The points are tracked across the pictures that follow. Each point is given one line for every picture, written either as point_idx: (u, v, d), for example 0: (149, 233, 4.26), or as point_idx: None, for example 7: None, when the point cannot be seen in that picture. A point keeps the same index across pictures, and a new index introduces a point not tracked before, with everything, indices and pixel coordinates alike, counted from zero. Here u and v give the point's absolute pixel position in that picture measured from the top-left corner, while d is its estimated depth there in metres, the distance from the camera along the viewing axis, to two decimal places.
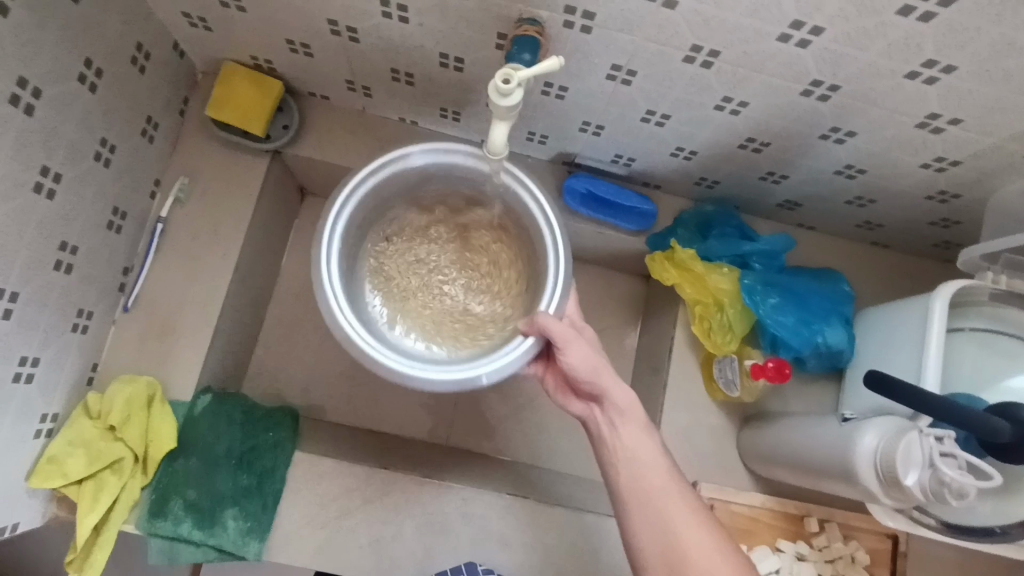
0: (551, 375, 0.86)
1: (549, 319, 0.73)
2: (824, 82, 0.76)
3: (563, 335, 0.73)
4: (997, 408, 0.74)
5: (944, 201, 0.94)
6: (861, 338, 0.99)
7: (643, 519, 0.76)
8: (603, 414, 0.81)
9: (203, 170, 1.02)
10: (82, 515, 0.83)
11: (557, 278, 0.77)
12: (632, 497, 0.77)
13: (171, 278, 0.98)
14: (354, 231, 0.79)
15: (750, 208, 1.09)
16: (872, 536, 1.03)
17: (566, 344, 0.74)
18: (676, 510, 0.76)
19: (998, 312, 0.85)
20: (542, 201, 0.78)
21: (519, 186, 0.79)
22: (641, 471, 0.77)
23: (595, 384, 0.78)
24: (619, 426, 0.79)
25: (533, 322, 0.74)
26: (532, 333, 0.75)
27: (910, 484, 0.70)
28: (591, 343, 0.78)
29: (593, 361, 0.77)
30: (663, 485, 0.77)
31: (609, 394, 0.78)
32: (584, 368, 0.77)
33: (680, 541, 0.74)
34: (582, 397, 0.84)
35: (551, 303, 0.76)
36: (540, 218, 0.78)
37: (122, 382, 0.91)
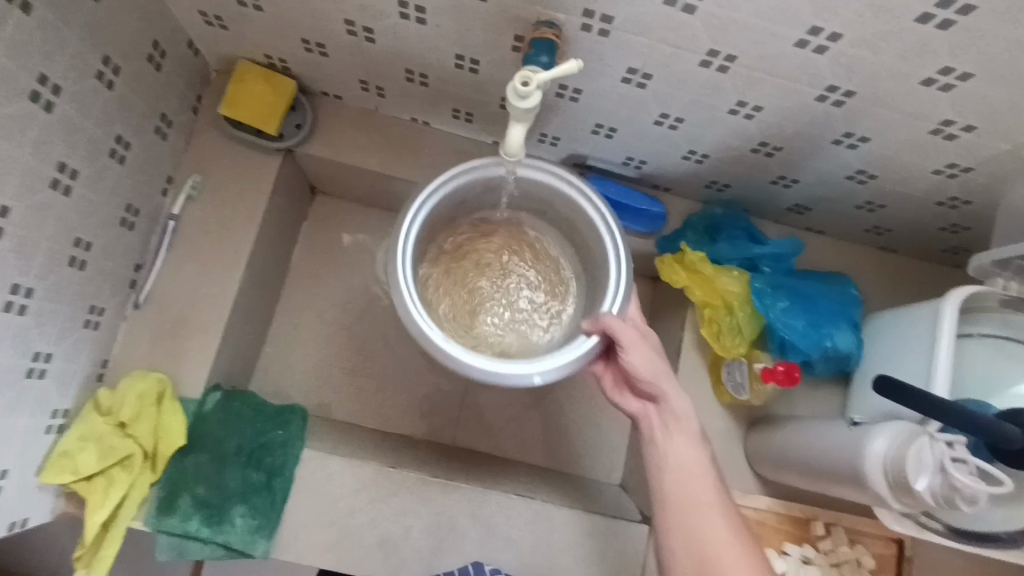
0: (610, 374, 0.87)
1: (614, 319, 0.76)
2: (839, 88, 0.76)
3: (628, 336, 0.76)
4: (1007, 414, 0.74)
5: (953, 207, 0.95)
6: (869, 342, 1.00)
7: (687, 524, 0.75)
8: (657, 416, 0.82)
9: (216, 168, 1.02)
10: (92, 510, 0.83)
11: (622, 284, 0.80)
12: (676, 499, 0.77)
13: (183, 275, 0.99)
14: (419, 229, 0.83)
15: (759, 211, 1.10)
16: (879, 541, 1.03)
17: (631, 344, 0.77)
18: (712, 516, 0.75)
19: (1008, 318, 0.86)
20: (608, 212, 0.83)
21: (580, 193, 0.83)
22: (684, 474, 0.78)
23: (657, 382, 0.80)
24: (673, 429, 0.80)
25: (597, 321, 0.77)
26: (596, 331, 0.78)
27: (921, 489, 0.70)
28: (655, 348, 0.80)
29: (657, 364, 0.79)
30: (702, 491, 0.77)
31: (668, 397, 0.80)
32: (647, 370, 0.78)
33: (714, 546, 0.73)
34: (638, 396, 0.85)
35: (614, 304, 0.79)
36: (608, 231, 0.82)
37: (133, 378, 0.92)
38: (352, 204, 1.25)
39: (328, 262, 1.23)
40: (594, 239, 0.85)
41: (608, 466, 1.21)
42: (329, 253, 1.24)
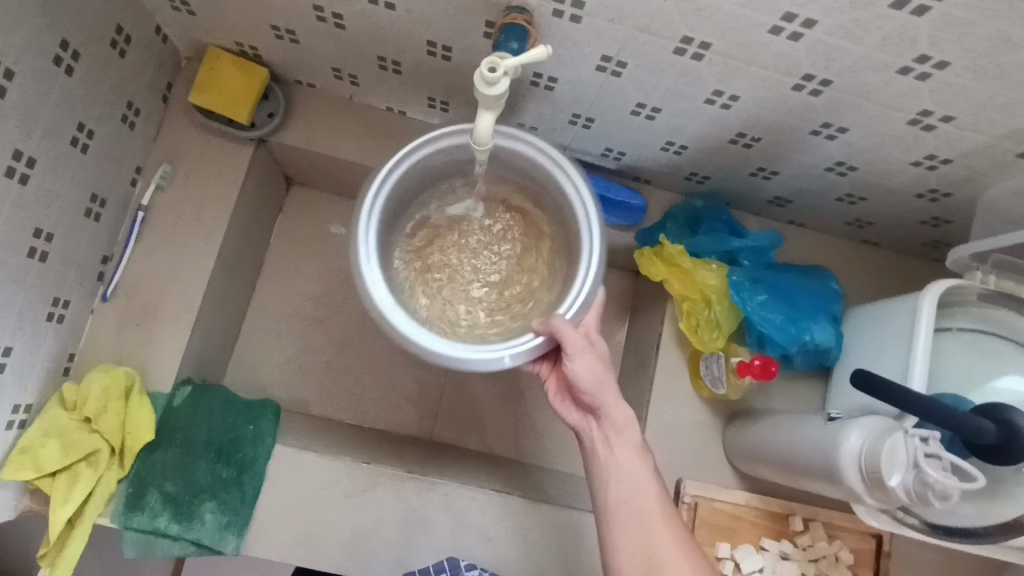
0: (555, 378, 0.86)
1: (563, 324, 0.73)
2: (816, 76, 0.75)
3: (574, 343, 0.73)
4: (982, 408, 0.73)
5: (934, 200, 0.94)
6: (847, 336, 0.99)
7: (625, 533, 0.76)
8: (599, 428, 0.81)
9: (186, 157, 1.00)
10: (55, 508, 0.81)
11: (586, 282, 0.75)
12: (616, 508, 0.77)
13: (151, 267, 0.96)
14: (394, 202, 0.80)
15: (739, 204, 1.09)
16: (856, 536, 1.03)
17: (576, 352, 0.74)
18: (657, 529, 0.76)
19: (985, 312, 0.85)
20: (585, 195, 0.77)
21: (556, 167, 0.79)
22: (627, 483, 0.78)
23: (598, 392, 0.77)
24: (614, 441, 0.79)
25: (547, 324, 0.74)
26: (543, 334, 0.75)
27: (895, 485, 0.70)
28: (601, 358, 0.77)
29: (601, 375, 0.77)
30: (642, 503, 0.77)
31: (608, 409, 0.78)
32: (589, 380, 0.76)
33: (659, 556, 0.74)
34: (579, 407, 0.83)
35: (570, 308, 0.76)
36: (581, 207, 0.78)
37: (99, 372, 0.89)
38: (330, 195, 1.23)
39: (305, 254, 1.21)
40: (569, 215, 0.80)
41: None
42: (306, 245, 1.22)
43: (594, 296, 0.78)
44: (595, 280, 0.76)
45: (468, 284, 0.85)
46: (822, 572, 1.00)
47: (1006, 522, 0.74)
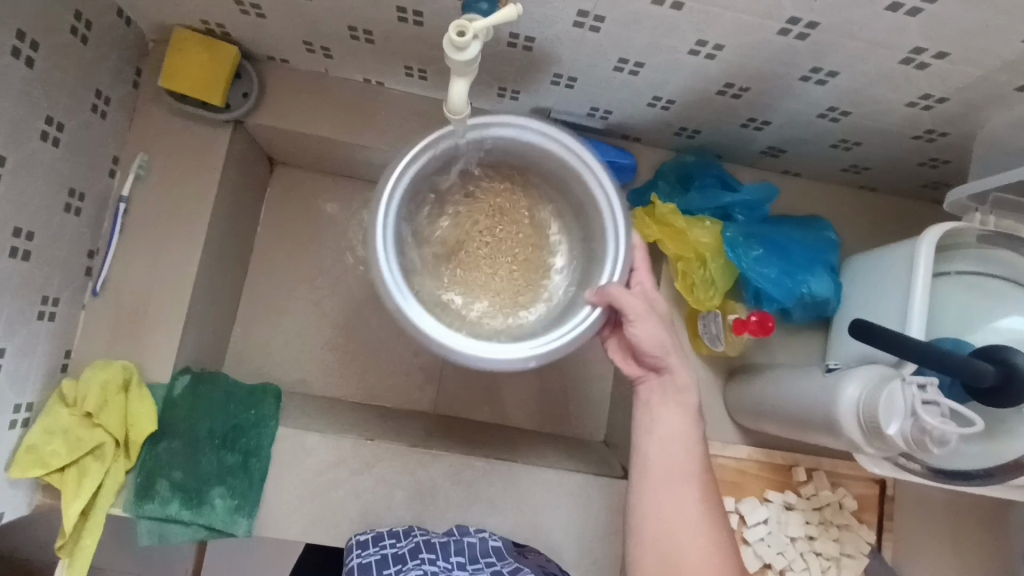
0: (615, 339, 0.84)
1: (621, 290, 0.73)
2: (801, 19, 0.71)
3: (635, 308, 0.74)
4: (981, 350, 0.73)
5: (931, 140, 0.91)
6: (847, 286, 0.98)
7: (661, 500, 0.76)
8: (658, 383, 0.81)
9: (163, 144, 0.98)
10: (68, 502, 0.83)
11: (617, 266, 0.75)
12: (652, 465, 0.78)
13: (138, 260, 0.96)
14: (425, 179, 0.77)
15: (731, 156, 1.06)
16: (860, 483, 1.04)
17: (636, 317, 0.74)
18: (686, 490, 0.76)
19: (985, 253, 0.83)
20: (603, 178, 0.76)
21: (558, 143, 0.77)
22: (671, 439, 0.78)
23: (662, 355, 0.77)
24: (671, 398, 0.79)
25: (602, 292, 0.73)
26: (600, 304, 0.74)
27: (892, 433, 0.70)
28: (663, 320, 0.77)
29: (664, 339, 0.76)
30: (686, 461, 0.77)
31: (672, 368, 0.78)
32: (650, 343, 0.76)
33: (684, 519, 0.75)
34: (641, 364, 0.82)
35: (615, 274, 0.75)
36: (601, 190, 0.76)
37: (96, 367, 0.89)
38: (314, 174, 1.21)
39: (294, 234, 1.20)
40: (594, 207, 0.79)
41: (592, 423, 1.20)
42: (294, 226, 1.20)
43: (632, 250, 0.77)
44: (630, 245, 0.76)
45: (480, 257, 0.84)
46: (827, 520, 1.01)
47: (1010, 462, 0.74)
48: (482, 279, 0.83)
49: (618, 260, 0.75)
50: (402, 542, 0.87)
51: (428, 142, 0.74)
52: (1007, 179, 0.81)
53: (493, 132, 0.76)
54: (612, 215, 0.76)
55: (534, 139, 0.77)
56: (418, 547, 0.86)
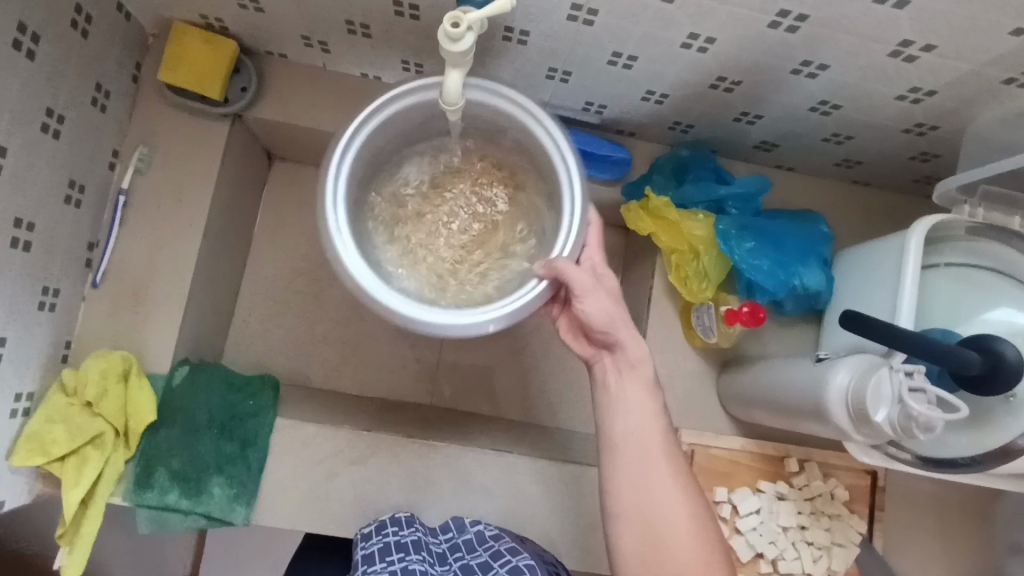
0: (565, 319, 0.85)
1: (569, 265, 0.72)
2: (792, 12, 0.73)
3: (582, 284, 0.72)
4: (970, 339, 0.74)
5: (921, 134, 0.92)
6: (838, 278, 0.99)
7: (625, 472, 0.77)
8: (611, 360, 0.82)
9: (163, 137, 0.99)
10: (68, 489, 0.84)
11: (573, 217, 0.74)
12: (619, 440, 0.78)
13: (137, 252, 0.97)
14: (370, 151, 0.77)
15: (725, 151, 1.07)
16: (852, 473, 1.05)
17: (584, 293, 0.73)
18: (659, 467, 0.77)
19: (974, 245, 0.85)
20: (556, 133, 0.75)
21: (516, 107, 0.76)
22: (634, 413, 0.79)
23: (612, 330, 0.77)
24: (626, 374, 0.80)
25: (550, 266, 0.72)
26: (548, 278, 0.73)
27: (879, 420, 0.71)
28: (612, 295, 0.77)
29: (613, 313, 0.76)
30: (651, 436, 0.78)
31: (624, 345, 0.79)
32: (600, 319, 0.76)
33: (650, 490, 0.77)
34: (592, 342, 0.83)
35: (566, 248, 0.74)
36: (552, 140, 0.75)
37: (96, 357, 0.90)
38: (312, 168, 1.22)
39: (292, 228, 1.21)
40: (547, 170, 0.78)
41: (587, 416, 1.22)
42: (293, 220, 1.21)
43: (586, 227, 0.76)
44: (584, 212, 0.75)
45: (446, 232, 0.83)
46: (818, 510, 1.02)
47: (994, 450, 0.75)
48: (437, 253, 0.81)
49: (574, 213, 0.74)
50: (405, 531, 0.87)
51: (391, 98, 0.74)
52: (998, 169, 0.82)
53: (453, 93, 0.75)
54: (567, 177, 0.75)
55: (482, 96, 0.75)
56: (420, 540, 0.85)
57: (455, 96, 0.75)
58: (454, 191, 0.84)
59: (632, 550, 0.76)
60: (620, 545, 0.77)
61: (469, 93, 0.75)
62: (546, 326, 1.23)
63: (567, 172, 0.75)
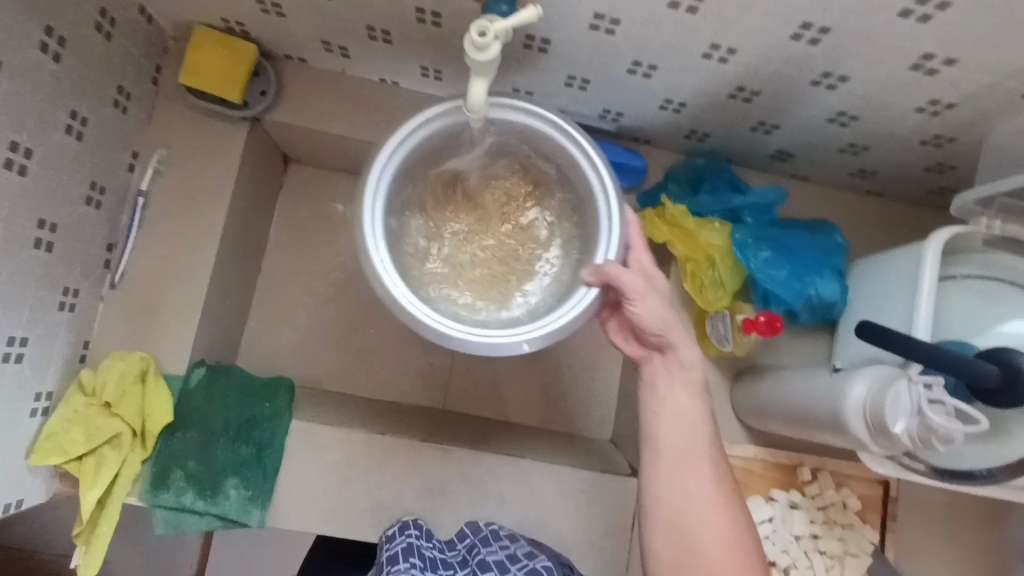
0: (614, 320, 0.83)
1: (619, 269, 0.72)
2: (813, 25, 0.73)
3: (636, 286, 0.73)
4: (987, 353, 0.74)
5: (938, 146, 0.92)
6: (853, 289, 0.99)
7: (666, 474, 0.78)
8: (661, 363, 0.81)
9: (181, 140, 0.99)
10: (85, 490, 0.84)
11: (612, 225, 0.75)
12: (656, 442, 0.79)
13: (155, 254, 0.97)
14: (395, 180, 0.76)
15: (741, 160, 1.08)
16: (864, 483, 1.05)
17: (638, 296, 0.74)
18: (706, 469, 0.78)
19: (989, 257, 0.85)
20: (591, 152, 0.76)
21: (543, 119, 0.76)
22: (680, 417, 0.79)
23: (664, 333, 0.77)
24: (677, 377, 0.80)
25: (599, 271, 0.73)
26: (598, 282, 0.73)
27: (898, 431, 0.71)
28: (665, 297, 0.77)
29: (667, 315, 0.76)
30: (696, 440, 0.79)
31: (676, 347, 0.78)
32: (654, 322, 0.76)
33: (691, 492, 0.77)
34: (644, 344, 0.82)
35: (609, 253, 0.75)
36: (586, 158, 0.76)
37: (114, 358, 0.91)
38: (326, 171, 1.23)
39: (307, 231, 1.22)
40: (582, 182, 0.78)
41: (598, 422, 1.22)
42: (308, 223, 1.22)
43: (626, 229, 0.76)
44: (622, 216, 0.75)
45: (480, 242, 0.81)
46: (831, 519, 1.02)
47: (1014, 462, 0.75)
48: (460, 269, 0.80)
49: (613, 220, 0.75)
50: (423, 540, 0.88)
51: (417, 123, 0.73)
52: (1011, 185, 0.83)
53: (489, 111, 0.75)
54: (607, 204, 0.75)
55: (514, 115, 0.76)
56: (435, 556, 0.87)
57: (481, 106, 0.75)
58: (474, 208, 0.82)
59: (668, 552, 0.77)
60: (654, 548, 0.78)
61: (502, 111, 0.75)
62: (558, 333, 1.23)
63: (602, 183, 0.76)
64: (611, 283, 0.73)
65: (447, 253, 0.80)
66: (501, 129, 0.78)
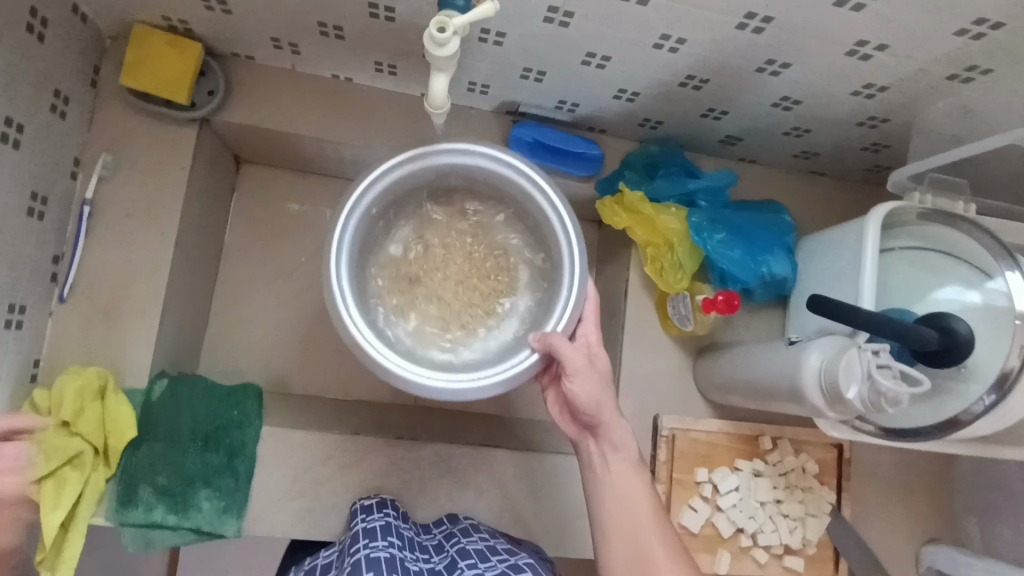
0: (554, 393, 0.88)
1: (563, 342, 0.75)
2: (758, 14, 0.76)
3: (574, 362, 0.76)
4: (927, 319, 0.81)
5: (874, 126, 0.98)
6: (802, 264, 1.05)
7: (617, 551, 0.79)
8: (596, 445, 0.85)
9: (127, 144, 0.95)
10: (46, 514, 0.81)
11: (571, 292, 0.78)
12: (602, 518, 0.82)
13: (106, 264, 0.93)
14: (379, 204, 0.81)
15: (692, 146, 1.11)
16: (821, 448, 1.11)
17: (576, 372, 0.77)
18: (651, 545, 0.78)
19: (924, 230, 0.91)
20: (567, 219, 0.79)
21: (522, 175, 0.80)
22: (620, 495, 0.82)
23: (598, 412, 0.81)
24: (612, 458, 0.83)
25: (544, 339, 0.76)
26: (541, 349, 0.77)
27: (851, 397, 0.75)
28: (601, 377, 0.80)
29: (599, 397, 0.79)
30: (640, 519, 0.81)
31: (608, 426, 0.82)
32: (588, 400, 0.80)
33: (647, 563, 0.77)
34: (578, 423, 0.86)
35: (560, 322, 0.78)
36: (556, 213, 0.79)
37: (68, 375, 0.87)
38: (282, 171, 1.21)
39: (264, 233, 1.19)
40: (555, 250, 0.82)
41: None
42: (264, 225, 1.20)
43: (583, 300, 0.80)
44: (583, 291, 0.79)
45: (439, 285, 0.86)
46: (793, 483, 1.08)
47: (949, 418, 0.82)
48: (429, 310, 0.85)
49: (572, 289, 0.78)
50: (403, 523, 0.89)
51: (407, 157, 0.78)
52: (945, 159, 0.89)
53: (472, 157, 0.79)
54: (573, 264, 0.79)
55: (494, 164, 0.80)
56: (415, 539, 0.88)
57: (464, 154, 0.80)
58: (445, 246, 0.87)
59: None
60: None
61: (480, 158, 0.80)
62: None
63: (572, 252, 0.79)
64: (554, 353, 0.76)
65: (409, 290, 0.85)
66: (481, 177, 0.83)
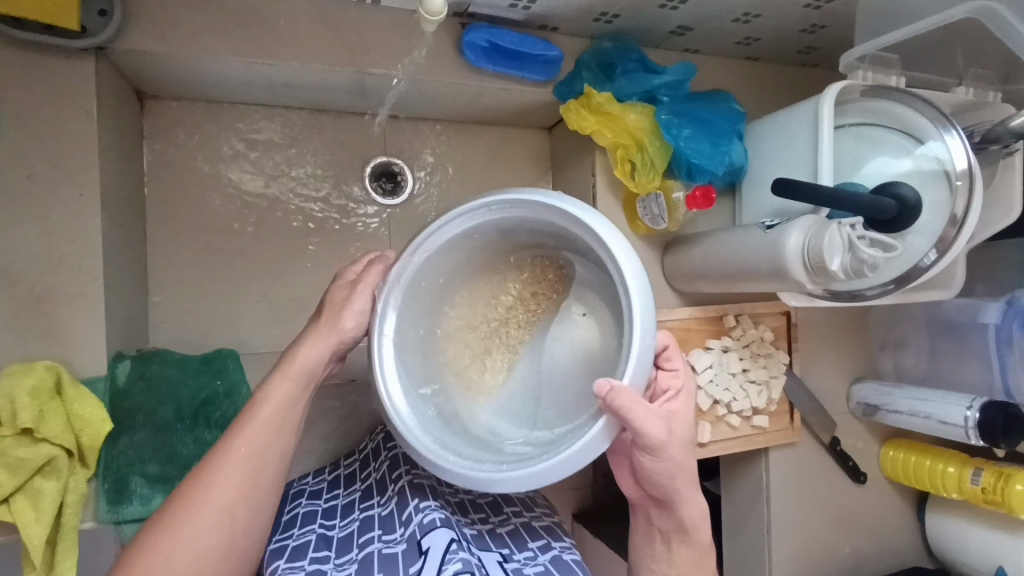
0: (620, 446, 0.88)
1: (650, 418, 0.72)
2: None
3: (658, 440, 0.74)
4: (880, 188, 0.89)
5: (816, 7, 1.02)
6: (753, 150, 1.10)
7: None
8: (658, 513, 0.86)
9: (5, 89, 0.76)
10: (30, 531, 0.73)
11: (627, 365, 0.72)
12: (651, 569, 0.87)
13: (16, 242, 0.77)
14: (438, 256, 0.82)
15: (643, 39, 1.10)
16: (773, 317, 1.24)
17: (660, 448, 0.76)
18: None
19: (868, 105, 0.98)
20: (626, 279, 0.73)
21: (578, 225, 0.76)
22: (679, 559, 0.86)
23: (672, 486, 0.80)
24: (671, 527, 0.85)
25: (613, 399, 0.70)
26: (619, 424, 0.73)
27: (835, 267, 0.83)
28: (682, 451, 0.79)
29: (675, 469, 0.79)
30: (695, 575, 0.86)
31: (679, 503, 0.82)
32: (665, 472, 0.79)
33: None
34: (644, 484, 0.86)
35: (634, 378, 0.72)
36: (614, 267, 0.74)
37: (11, 375, 0.74)
38: (195, 105, 1.06)
39: (192, 179, 1.06)
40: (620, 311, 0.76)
41: None
42: (189, 169, 1.06)
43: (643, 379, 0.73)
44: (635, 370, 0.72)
45: (507, 344, 0.88)
46: (755, 352, 1.20)
47: (890, 280, 0.94)
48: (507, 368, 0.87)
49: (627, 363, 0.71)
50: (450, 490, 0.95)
51: (459, 212, 0.78)
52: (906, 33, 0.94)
53: (520, 205, 0.77)
54: (630, 329, 0.72)
55: (540, 212, 0.77)
56: (462, 500, 0.94)
57: (511, 207, 0.78)
58: (517, 303, 0.89)
59: None
60: None
61: (530, 205, 0.77)
62: None
63: (630, 312, 0.73)
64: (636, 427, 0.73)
65: (478, 349, 0.87)
66: (545, 225, 0.81)
